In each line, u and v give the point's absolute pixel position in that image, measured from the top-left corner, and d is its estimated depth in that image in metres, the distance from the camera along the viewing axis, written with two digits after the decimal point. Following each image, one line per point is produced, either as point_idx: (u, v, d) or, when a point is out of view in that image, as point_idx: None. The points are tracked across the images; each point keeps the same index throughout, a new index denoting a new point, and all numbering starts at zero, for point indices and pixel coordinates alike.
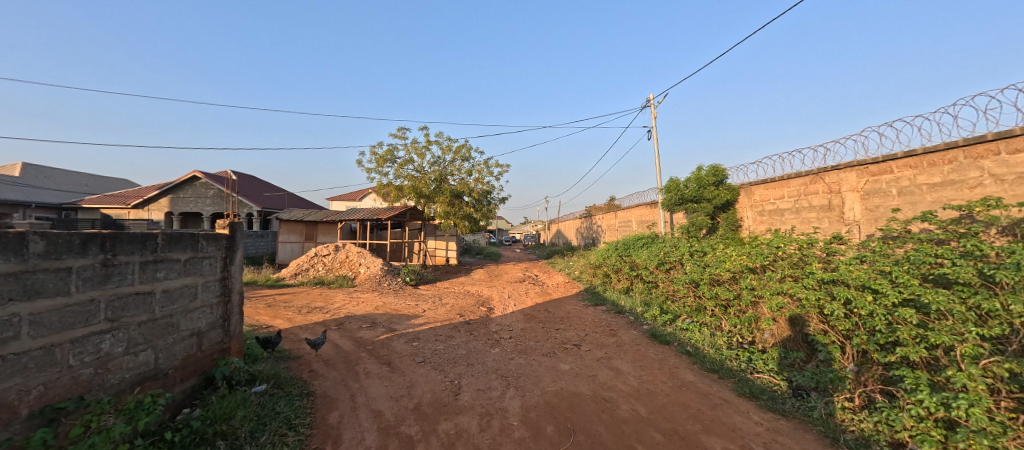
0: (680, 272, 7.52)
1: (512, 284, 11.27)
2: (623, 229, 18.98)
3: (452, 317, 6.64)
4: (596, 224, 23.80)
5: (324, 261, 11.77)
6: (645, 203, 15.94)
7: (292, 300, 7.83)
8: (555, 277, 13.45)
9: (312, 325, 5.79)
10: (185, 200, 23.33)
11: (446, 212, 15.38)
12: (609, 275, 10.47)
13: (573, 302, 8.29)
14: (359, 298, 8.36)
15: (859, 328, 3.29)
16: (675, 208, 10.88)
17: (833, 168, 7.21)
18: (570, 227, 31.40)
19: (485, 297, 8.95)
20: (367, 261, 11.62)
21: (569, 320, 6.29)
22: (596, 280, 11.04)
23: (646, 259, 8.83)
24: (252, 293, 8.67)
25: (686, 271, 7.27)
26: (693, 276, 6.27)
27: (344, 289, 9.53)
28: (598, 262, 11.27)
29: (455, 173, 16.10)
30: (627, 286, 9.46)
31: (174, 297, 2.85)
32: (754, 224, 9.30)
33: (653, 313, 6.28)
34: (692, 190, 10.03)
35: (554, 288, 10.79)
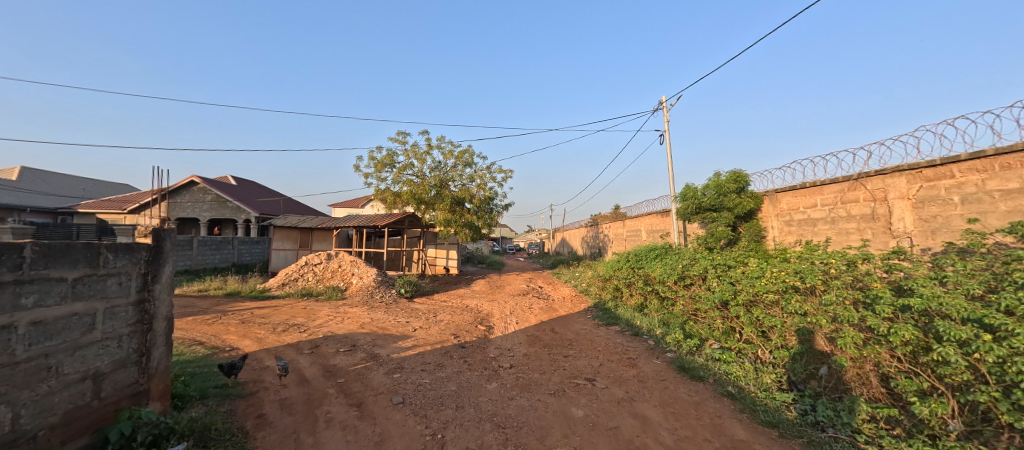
0: (704, 289, 6.69)
1: (514, 298, 10.47)
2: (632, 238, 18.17)
3: (446, 338, 5.83)
4: (603, 233, 23.01)
5: (315, 271, 11.06)
6: (656, 212, 15.16)
7: (271, 316, 7.08)
8: (561, 289, 12.63)
9: (283, 347, 5.02)
10: (182, 206, 22.92)
11: (446, 219, 14.63)
12: (620, 290, 9.63)
13: (583, 320, 7.48)
14: (346, 312, 7.59)
15: (975, 380, 2.51)
16: (691, 218, 9.90)
17: (877, 172, 6.41)
18: (576, 236, 30.61)
19: (485, 313, 8.16)
20: (361, 271, 10.88)
21: (579, 344, 5.46)
22: (605, 295, 10.20)
23: (662, 274, 8.00)
24: (230, 306, 7.94)
25: (710, 288, 6.44)
26: (723, 295, 5.44)
27: (332, 302, 8.78)
28: (606, 275, 10.42)
29: (456, 178, 15.40)
30: (640, 303, 8.63)
31: (54, 330, 2.11)
32: (780, 235, 8.47)
33: (677, 338, 5.43)
34: (711, 197, 9.06)
35: (559, 302, 9.97)
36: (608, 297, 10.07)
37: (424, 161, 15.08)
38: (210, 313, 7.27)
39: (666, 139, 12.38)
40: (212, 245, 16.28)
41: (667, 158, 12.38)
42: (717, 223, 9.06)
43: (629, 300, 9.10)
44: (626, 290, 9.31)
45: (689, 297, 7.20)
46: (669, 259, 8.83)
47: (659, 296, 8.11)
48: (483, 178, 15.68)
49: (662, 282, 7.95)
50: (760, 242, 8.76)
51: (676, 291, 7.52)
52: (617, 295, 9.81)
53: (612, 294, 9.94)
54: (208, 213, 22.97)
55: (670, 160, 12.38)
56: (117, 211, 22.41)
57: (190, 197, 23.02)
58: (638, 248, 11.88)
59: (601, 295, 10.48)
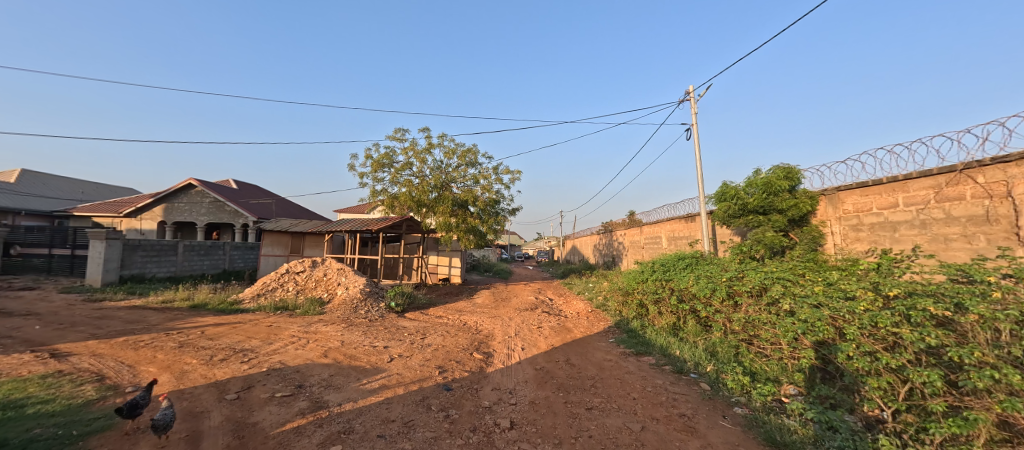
0: (764, 311, 5.18)
1: (521, 313, 9.05)
2: (651, 246, 16.65)
3: (429, 373, 4.44)
4: (617, 241, 21.63)
5: (297, 280, 9.86)
6: (679, 217, 13.75)
7: (221, 337, 5.80)
8: (575, 303, 11.20)
9: (200, 388, 3.69)
10: (179, 210, 22.20)
11: (447, 223, 13.33)
12: (646, 306, 8.12)
13: (604, 346, 6.03)
14: (316, 332, 6.27)
15: None
16: (729, 222, 8.34)
17: (995, 160, 4.91)
18: (587, 243, 29.14)
19: (485, 334, 6.75)
20: (348, 281, 9.73)
21: (607, 387, 4.00)
22: (628, 313, 8.68)
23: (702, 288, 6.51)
24: (183, 323, 6.71)
25: (776, 312, 4.93)
26: (807, 325, 3.97)
27: (307, 317, 7.48)
28: (629, 289, 8.91)
29: (459, 180, 14.09)
30: (673, 322, 7.12)
31: None
32: (845, 242, 6.97)
33: (743, 383, 3.92)
34: (756, 197, 7.49)
35: (574, 319, 8.52)
36: (631, 315, 8.54)
37: (425, 160, 13.85)
38: (152, 332, 6.03)
39: (694, 133, 10.91)
40: (200, 250, 15.31)
41: (695, 155, 10.90)
42: (762, 228, 7.42)
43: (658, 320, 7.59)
44: (655, 307, 7.79)
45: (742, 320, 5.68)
46: (707, 271, 7.29)
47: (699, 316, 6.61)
48: (488, 179, 14.39)
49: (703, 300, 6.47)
50: (818, 251, 7.21)
51: (724, 311, 6.00)
52: (643, 312, 8.28)
53: (637, 310, 8.43)
54: (205, 216, 22.18)
55: (699, 157, 10.89)
56: (112, 214, 21.74)
57: (187, 200, 22.28)
58: (663, 256, 10.34)
59: (622, 312, 8.96)
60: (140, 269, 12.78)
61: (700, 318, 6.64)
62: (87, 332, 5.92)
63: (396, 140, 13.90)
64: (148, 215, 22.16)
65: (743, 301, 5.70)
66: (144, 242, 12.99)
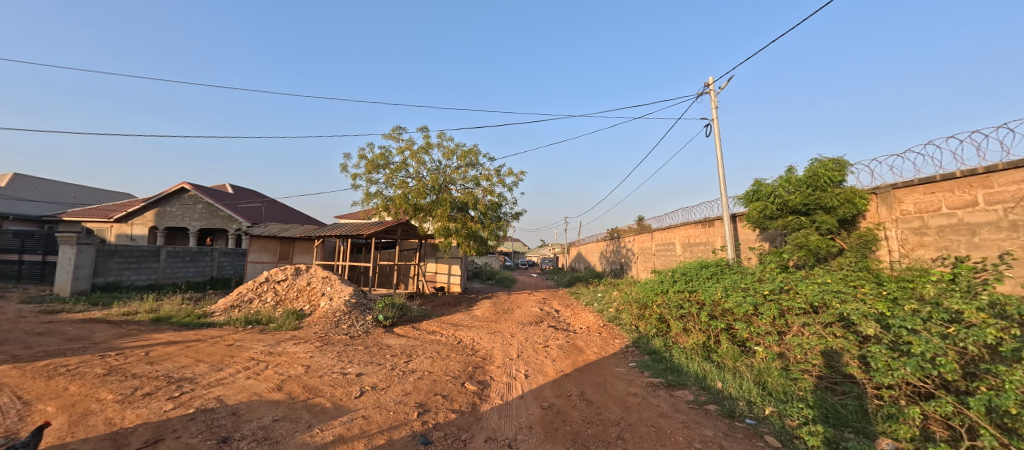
0: (830, 336, 4.15)
1: (524, 328, 8.03)
2: (663, 253, 15.64)
3: (406, 415, 3.44)
4: (625, 248, 20.65)
5: (277, 289, 8.91)
6: (696, 222, 12.76)
7: (165, 360, 4.83)
8: (584, 316, 10.16)
9: (89, 444, 2.71)
10: (171, 215, 21.51)
11: (445, 228, 12.37)
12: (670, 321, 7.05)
13: (625, 372, 4.99)
14: (280, 354, 5.27)
15: None
16: (762, 226, 7.29)
17: None
18: (593, 250, 28.06)
19: (481, 355, 5.72)
20: (333, 291, 8.80)
21: (641, 442, 2.98)
22: (647, 329, 7.60)
23: (743, 303, 5.45)
24: (131, 341, 5.77)
25: (851, 338, 3.88)
26: (915, 360, 2.94)
27: (279, 333, 6.50)
28: (647, 301, 7.88)
29: (459, 181, 13.15)
30: (704, 341, 6.03)
31: None
32: (906, 249, 5.91)
33: (830, 439, 2.86)
34: (798, 195, 6.46)
35: (585, 336, 7.47)
36: (649, 332, 7.47)
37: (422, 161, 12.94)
38: (86, 353, 5.08)
39: (714, 129, 9.93)
40: (185, 256, 14.52)
41: (716, 153, 9.92)
42: (805, 231, 6.36)
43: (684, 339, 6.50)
44: (680, 322, 6.72)
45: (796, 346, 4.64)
46: (741, 281, 6.24)
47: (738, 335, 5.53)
48: (490, 180, 13.46)
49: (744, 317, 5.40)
50: (872, 258, 6.14)
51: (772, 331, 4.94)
52: (664, 328, 7.21)
53: (657, 326, 7.35)
54: (198, 222, 21.48)
55: (721, 154, 9.90)
56: (102, 219, 21.06)
57: (180, 205, 21.60)
58: (683, 265, 9.27)
59: (640, 327, 7.90)
60: (116, 276, 11.96)
61: (738, 338, 5.58)
62: (9, 353, 4.99)
63: (392, 139, 13.01)
64: (138, 221, 21.52)
65: (798, 321, 4.63)
66: (121, 247, 12.20)
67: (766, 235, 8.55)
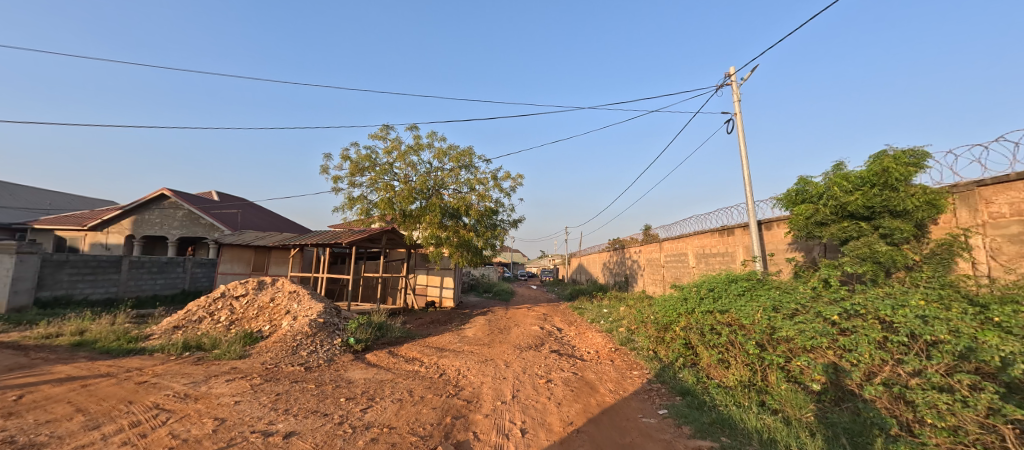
0: (972, 393, 2.83)
1: (523, 353, 6.73)
2: (673, 265, 14.45)
3: None
4: (631, 259, 19.43)
5: (233, 306, 7.65)
6: (713, 230, 11.60)
7: (32, 411, 3.55)
8: (591, 336, 8.87)
9: None
10: (150, 222, 20.34)
11: (435, 236, 11.11)
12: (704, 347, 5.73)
13: (657, 427, 3.70)
14: (197, 398, 3.98)
15: None
16: (808, 234, 6.05)
17: None
18: (595, 261, 26.76)
19: (466, 397, 4.42)
20: (299, 309, 7.56)
21: None
22: (671, 357, 6.27)
23: (811, 331, 4.11)
24: (17, 379, 4.49)
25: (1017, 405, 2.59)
26: None
27: (215, 364, 5.20)
28: (670, 323, 6.58)
29: (451, 185, 11.92)
30: (754, 378, 4.70)
31: None
32: (1005, 261, 4.67)
33: None
34: (857, 195, 5.20)
35: (596, 365, 6.16)
36: (674, 359, 6.16)
37: (411, 162, 11.75)
38: None
39: (737, 125, 8.81)
40: (152, 267, 13.31)
41: (739, 151, 8.77)
42: (869, 240, 5.14)
43: (726, 373, 5.14)
44: (718, 350, 5.40)
45: (903, 401, 3.30)
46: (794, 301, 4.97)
47: (803, 373, 4.19)
48: (485, 184, 12.28)
49: (814, 350, 4.06)
50: (959, 273, 4.87)
51: (859, 374, 3.63)
52: (694, 357, 5.90)
53: (687, 354, 6.03)
54: (178, 230, 20.29)
55: (746, 154, 8.74)
56: (76, 227, 19.85)
57: (160, 212, 20.46)
58: (707, 278, 8.00)
59: (661, 354, 6.58)
60: (66, 289, 10.76)
61: (803, 377, 4.25)
62: None
63: (377, 139, 11.82)
64: (114, 228, 20.32)
65: (904, 362, 3.31)
66: (74, 257, 11.04)
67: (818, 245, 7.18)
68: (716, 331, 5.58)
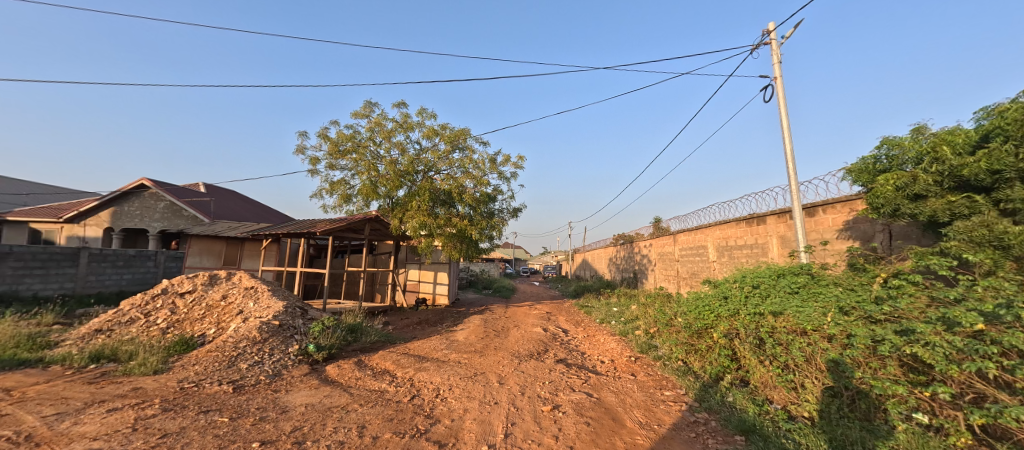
0: None
1: (522, 364, 5.42)
2: (690, 258, 13.12)
3: None
4: (640, 254, 18.11)
5: (176, 305, 6.39)
6: (739, 219, 10.27)
7: None
8: (604, 341, 7.58)
9: None
10: (129, 214, 19.17)
11: (423, 225, 9.80)
12: (759, 360, 4.46)
13: None
14: (39, 444, 2.71)
15: None
16: (889, 214, 4.70)
17: None
18: (601, 257, 25.43)
19: (438, 436, 3.12)
20: (255, 310, 6.31)
21: None
22: (708, 369, 4.97)
23: (950, 349, 2.85)
24: None
25: None
26: None
27: (114, 385, 3.95)
28: (710, 326, 5.29)
29: (442, 168, 10.55)
30: (839, 407, 3.49)
31: None
32: None
33: None
34: (979, 160, 3.73)
35: (615, 381, 4.87)
36: (714, 375, 4.86)
37: (397, 142, 10.39)
38: None
39: (777, 91, 7.39)
40: (116, 260, 12.08)
41: (781, 122, 7.37)
42: (986, 219, 3.69)
43: (796, 399, 3.90)
44: (783, 365, 4.16)
45: None
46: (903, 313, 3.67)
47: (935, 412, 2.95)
48: (481, 167, 10.95)
49: (956, 377, 2.83)
50: None
51: None
52: (745, 372, 4.61)
53: (732, 368, 4.75)
54: (158, 223, 19.13)
55: (789, 125, 7.34)
56: (50, 219, 18.70)
57: (139, 204, 19.30)
58: (746, 272, 6.64)
59: (695, 367, 5.24)
60: (8, 285, 9.55)
61: (931, 415, 2.99)
62: None
63: (360, 116, 10.46)
64: (91, 221, 19.14)
65: None
66: (19, 249, 9.81)
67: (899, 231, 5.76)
68: (777, 341, 4.30)
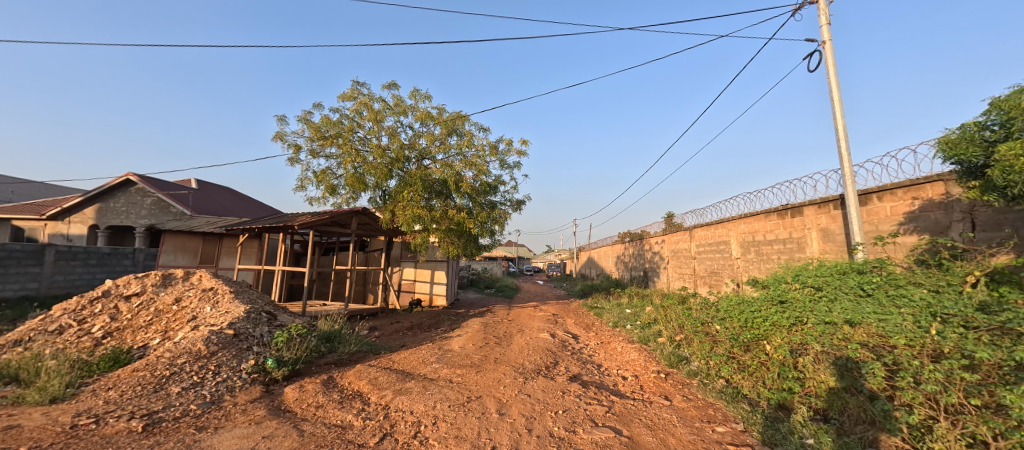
0: None
1: (528, 384, 4.37)
2: (708, 255, 12.06)
3: None
4: (651, 251, 17.05)
5: (118, 310, 5.40)
6: (768, 211, 9.19)
7: None
8: (622, 350, 6.55)
9: None
10: (115, 211, 18.36)
11: (416, 218, 8.80)
12: (842, 388, 3.32)
13: None
14: None
15: None
16: (1007, 194, 3.58)
17: None
18: (607, 255, 24.31)
19: None
20: (210, 316, 5.31)
21: None
22: (766, 393, 3.85)
23: None
24: None
25: None
26: None
27: None
28: (769, 336, 4.21)
29: (436, 155, 9.52)
30: None
31: None
32: None
33: None
34: None
35: (647, 409, 3.81)
36: (774, 403, 3.73)
37: (387, 127, 9.38)
38: None
39: (826, 57, 6.28)
40: (88, 259, 11.16)
41: (829, 94, 6.27)
42: None
43: (911, 447, 2.69)
44: (885, 395, 2.99)
45: None
46: None
47: None
48: (480, 154, 9.88)
49: None
50: None
51: None
52: (820, 402, 3.43)
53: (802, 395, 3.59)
54: (145, 220, 18.31)
55: (840, 97, 6.24)
56: (34, 216, 17.88)
57: (126, 200, 18.48)
58: (794, 270, 5.57)
59: (744, 388, 4.13)
60: None
61: None
62: None
63: (345, 99, 9.46)
64: (76, 218, 18.27)
65: None
66: None
67: (975, 234, 4.89)
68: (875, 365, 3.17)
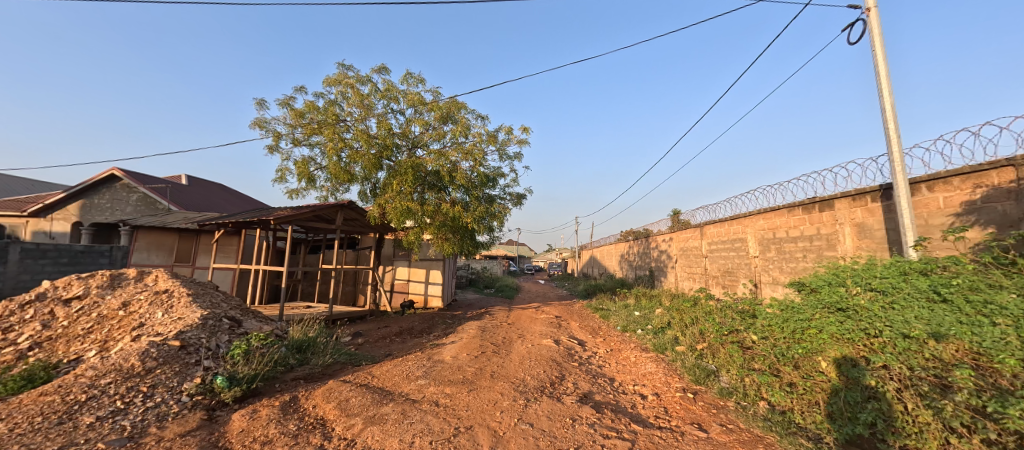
0: None
1: (529, 408, 3.60)
2: (721, 254, 11.28)
3: None
4: (657, 250, 16.29)
5: (53, 317, 4.63)
6: (791, 205, 8.40)
7: None
8: (636, 360, 5.78)
9: None
10: (99, 208, 17.62)
11: (406, 212, 8.06)
12: (944, 426, 2.52)
13: None
14: None
15: None
16: None
17: None
18: (611, 254, 23.50)
19: None
20: (159, 324, 4.56)
21: None
22: (827, 424, 3.05)
23: None
24: None
25: None
26: None
27: None
28: (828, 350, 3.42)
29: (429, 144, 8.76)
30: None
31: None
32: None
33: None
34: None
35: (680, 445, 3.02)
36: (842, 439, 2.93)
37: (375, 113, 8.61)
38: None
39: (871, 24, 5.48)
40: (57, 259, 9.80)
41: (875, 67, 5.46)
42: None
43: None
44: (1014, 441, 2.20)
45: None
46: None
47: None
48: (477, 143, 9.11)
49: None
50: None
51: None
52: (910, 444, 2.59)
53: (883, 432, 2.74)
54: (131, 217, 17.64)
55: (888, 71, 5.43)
56: (14, 213, 17.08)
57: (111, 196, 17.77)
58: (840, 270, 4.78)
59: (795, 415, 3.34)
60: None
61: None
62: None
63: (330, 83, 8.69)
64: (58, 215, 17.44)
65: None
66: None
67: None
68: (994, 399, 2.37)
